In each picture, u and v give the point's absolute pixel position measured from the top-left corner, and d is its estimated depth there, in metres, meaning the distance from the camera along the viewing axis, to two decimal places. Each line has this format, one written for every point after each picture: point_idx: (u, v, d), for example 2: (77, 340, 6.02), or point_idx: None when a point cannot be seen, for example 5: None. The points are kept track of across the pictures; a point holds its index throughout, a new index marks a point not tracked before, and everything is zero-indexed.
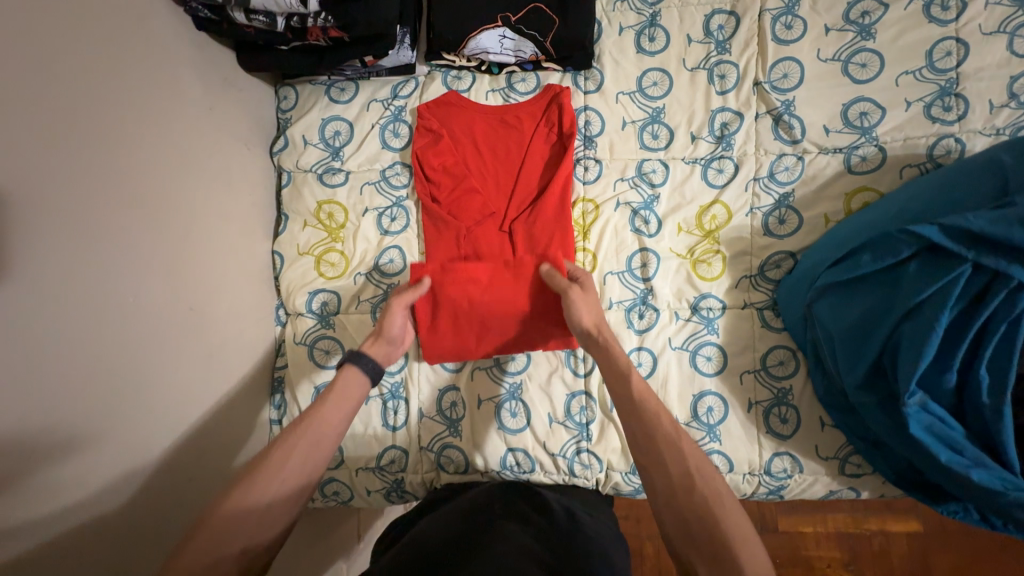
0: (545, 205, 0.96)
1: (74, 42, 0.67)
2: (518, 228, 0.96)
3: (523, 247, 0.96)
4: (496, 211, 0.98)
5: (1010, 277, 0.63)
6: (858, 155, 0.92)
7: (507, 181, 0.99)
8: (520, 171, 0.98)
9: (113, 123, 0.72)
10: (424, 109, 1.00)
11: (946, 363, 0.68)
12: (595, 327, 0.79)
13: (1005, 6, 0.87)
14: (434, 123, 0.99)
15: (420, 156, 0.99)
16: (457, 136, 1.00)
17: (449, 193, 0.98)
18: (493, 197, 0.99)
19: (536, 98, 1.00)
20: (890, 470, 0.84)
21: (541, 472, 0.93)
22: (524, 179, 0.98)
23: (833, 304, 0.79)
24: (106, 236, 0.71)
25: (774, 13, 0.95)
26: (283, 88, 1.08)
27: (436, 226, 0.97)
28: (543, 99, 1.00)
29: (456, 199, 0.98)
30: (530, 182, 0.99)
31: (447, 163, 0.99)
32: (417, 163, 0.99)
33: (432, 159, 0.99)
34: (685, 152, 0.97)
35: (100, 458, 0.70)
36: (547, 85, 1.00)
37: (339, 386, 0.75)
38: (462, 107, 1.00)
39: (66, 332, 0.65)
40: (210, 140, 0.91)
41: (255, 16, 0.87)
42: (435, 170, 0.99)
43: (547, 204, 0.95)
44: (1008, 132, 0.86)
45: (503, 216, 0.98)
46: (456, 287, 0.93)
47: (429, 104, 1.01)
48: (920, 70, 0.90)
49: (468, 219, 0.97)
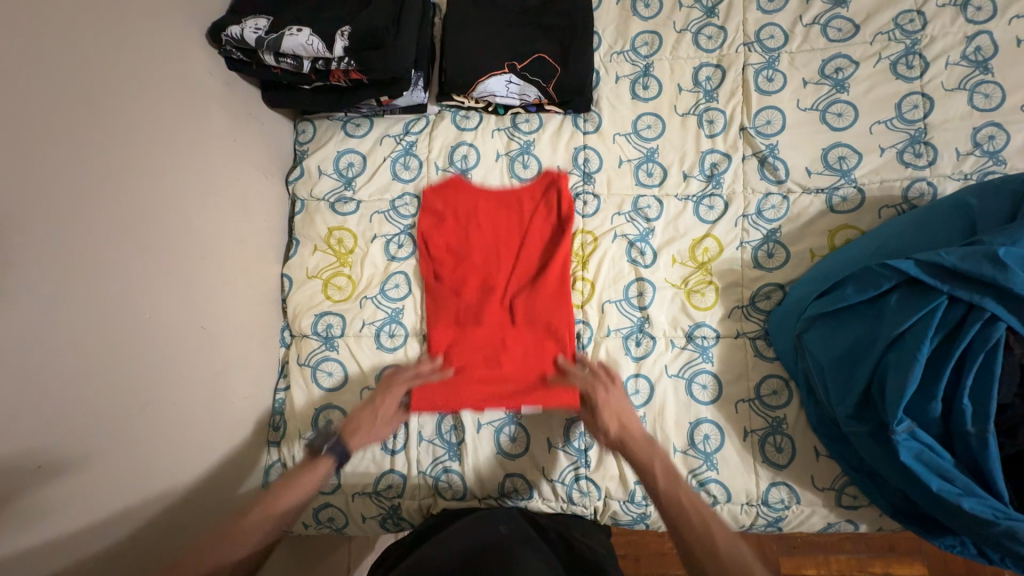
0: (546, 281, 1.00)
1: (114, 82, 0.74)
2: (519, 302, 0.99)
3: (523, 320, 0.99)
4: (498, 284, 1.02)
5: (983, 309, 0.68)
6: (838, 196, 0.98)
7: (509, 258, 1.03)
8: (521, 249, 1.03)
9: (140, 149, 0.78)
10: (431, 192, 1.05)
11: (931, 392, 0.71)
12: (619, 431, 0.81)
13: (964, 66, 0.97)
14: (440, 204, 1.05)
15: (426, 234, 1.03)
16: (462, 217, 1.04)
17: (451, 270, 1.02)
18: (494, 273, 1.02)
19: (535, 181, 1.05)
20: (885, 502, 0.84)
21: (540, 499, 0.93)
22: (525, 256, 1.03)
23: (821, 335, 0.83)
24: (124, 254, 0.74)
25: (756, 67, 1.04)
26: (302, 122, 1.14)
27: (438, 299, 1.00)
28: (542, 183, 1.05)
29: (459, 276, 1.02)
30: (531, 259, 1.03)
31: (450, 243, 1.04)
32: (421, 241, 1.03)
33: (437, 238, 1.03)
34: (678, 189, 1.03)
35: (97, 477, 0.70)
36: (546, 170, 1.06)
37: (303, 483, 0.77)
38: (466, 189, 1.06)
39: (74, 343, 0.67)
40: (230, 168, 0.96)
41: (283, 59, 0.95)
42: (439, 249, 1.03)
43: (546, 281, 1.00)
44: (976, 177, 0.94)
45: (503, 291, 1.02)
46: (463, 355, 0.98)
47: (434, 187, 1.06)
48: (891, 120, 0.98)
49: (469, 294, 1.01)
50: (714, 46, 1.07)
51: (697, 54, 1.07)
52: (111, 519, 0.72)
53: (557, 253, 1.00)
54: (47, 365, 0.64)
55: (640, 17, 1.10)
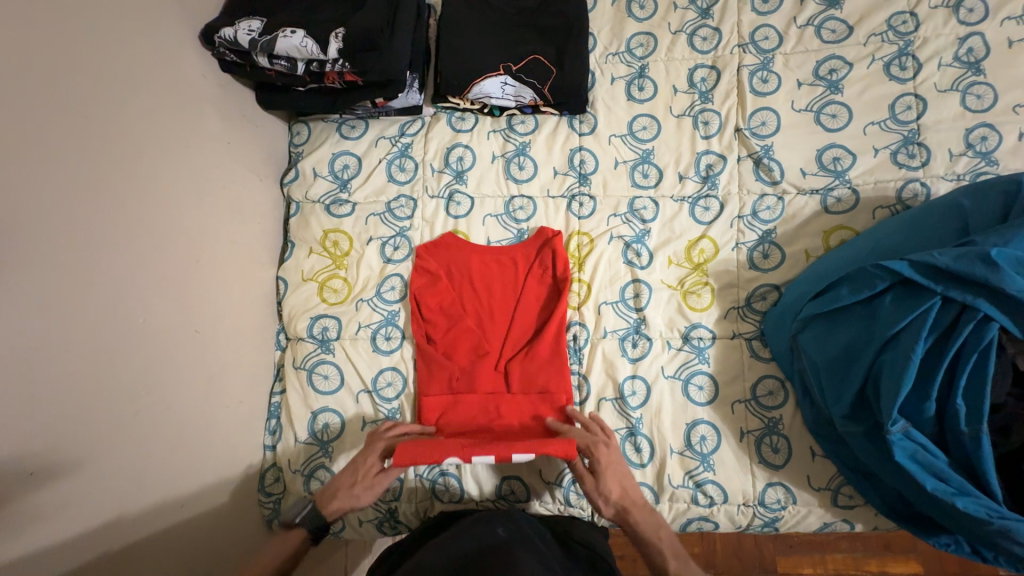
0: (542, 342, 0.96)
1: (106, 83, 0.73)
2: (515, 367, 0.96)
3: (520, 384, 0.95)
4: (491, 348, 0.98)
5: (976, 310, 0.68)
6: (833, 197, 0.99)
7: (503, 320, 1.00)
8: (516, 310, 1.00)
9: (133, 152, 0.77)
10: (424, 251, 1.03)
11: (926, 392, 0.71)
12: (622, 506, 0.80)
13: (956, 68, 0.98)
14: (433, 264, 1.02)
15: (418, 296, 1.00)
16: (456, 278, 1.02)
17: (444, 333, 0.99)
18: (489, 334, 0.99)
19: (529, 241, 1.03)
20: (881, 501, 0.85)
21: (537, 501, 0.93)
22: (521, 317, 1.00)
23: (817, 336, 0.83)
24: (117, 258, 0.74)
25: (751, 68, 1.04)
26: (296, 124, 1.14)
27: (430, 366, 0.96)
28: (538, 242, 1.02)
29: (452, 339, 0.98)
30: (527, 319, 1.00)
31: (444, 303, 1.00)
32: (413, 303, 1.00)
33: (430, 299, 1.00)
34: (674, 191, 1.03)
35: (91, 481, 0.69)
36: (540, 228, 1.03)
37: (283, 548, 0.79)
38: (459, 247, 1.02)
39: (67, 348, 0.66)
40: (225, 170, 0.95)
41: (277, 60, 0.95)
42: (432, 310, 1.00)
43: (543, 344, 0.96)
44: (969, 177, 0.94)
45: (498, 354, 0.98)
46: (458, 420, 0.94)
47: (428, 245, 1.03)
48: (885, 121, 0.99)
49: (463, 358, 0.98)
50: (709, 47, 1.07)
51: (692, 55, 1.07)
52: (106, 525, 0.71)
53: (555, 314, 0.97)
54: (39, 370, 0.63)
55: (636, 18, 1.10)
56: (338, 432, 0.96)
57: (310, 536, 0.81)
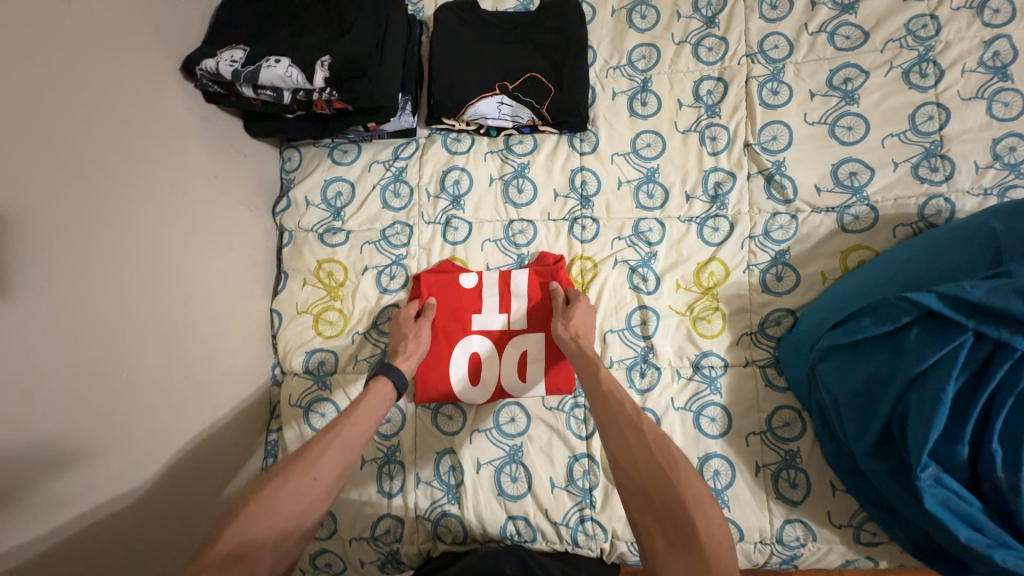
0: (538, 306, 0.95)
1: (87, 132, 0.70)
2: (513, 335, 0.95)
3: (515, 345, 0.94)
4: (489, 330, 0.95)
5: (1013, 348, 0.63)
6: (850, 215, 0.93)
7: (500, 303, 0.95)
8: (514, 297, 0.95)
9: (116, 197, 0.74)
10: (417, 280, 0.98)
11: (957, 435, 0.66)
12: (578, 335, 0.85)
13: (981, 74, 0.91)
14: (426, 289, 0.96)
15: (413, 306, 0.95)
16: (448, 301, 0.95)
17: (440, 326, 0.95)
18: (485, 320, 0.95)
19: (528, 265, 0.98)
20: (908, 540, 0.80)
21: (543, 541, 0.89)
22: (518, 305, 0.95)
23: (835, 367, 0.78)
24: (102, 310, 0.71)
25: (760, 80, 0.99)
26: (287, 150, 1.10)
27: (431, 358, 0.93)
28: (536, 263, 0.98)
29: (449, 326, 0.95)
30: (528, 302, 0.95)
31: (439, 310, 0.95)
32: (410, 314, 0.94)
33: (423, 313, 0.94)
34: (681, 211, 0.98)
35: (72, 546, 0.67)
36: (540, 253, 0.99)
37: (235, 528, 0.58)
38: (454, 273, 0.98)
39: (47, 412, 0.64)
40: (213, 207, 0.92)
41: (263, 90, 0.90)
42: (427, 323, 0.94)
43: (539, 310, 0.95)
44: (997, 192, 0.88)
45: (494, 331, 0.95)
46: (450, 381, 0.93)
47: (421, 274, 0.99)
48: (905, 133, 0.93)
49: (461, 341, 0.95)
50: (715, 57, 1.01)
51: (697, 67, 1.02)
52: None
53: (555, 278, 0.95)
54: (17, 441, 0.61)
55: (637, 29, 1.05)
56: None
57: (395, 386, 0.81)
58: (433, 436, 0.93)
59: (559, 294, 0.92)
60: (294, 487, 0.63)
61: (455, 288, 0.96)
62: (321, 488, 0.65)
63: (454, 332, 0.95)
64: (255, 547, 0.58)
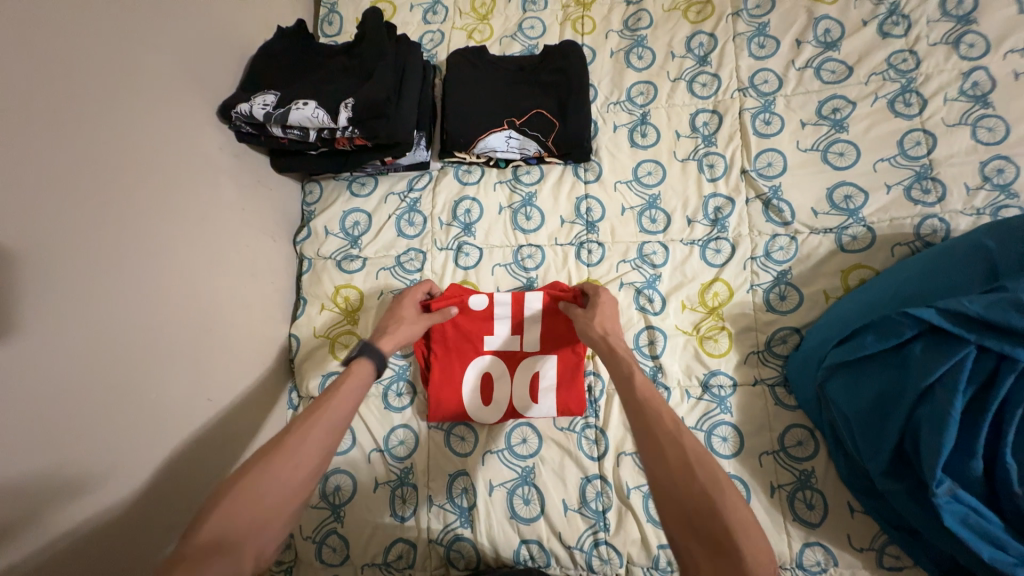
0: (549, 328, 0.96)
1: (132, 170, 0.77)
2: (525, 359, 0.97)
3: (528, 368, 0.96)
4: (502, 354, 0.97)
5: (1015, 361, 0.64)
6: (848, 235, 0.96)
7: (513, 327, 0.97)
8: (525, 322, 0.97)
9: (151, 230, 0.79)
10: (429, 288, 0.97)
11: (970, 449, 0.66)
12: (604, 333, 0.80)
13: (963, 102, 0.97)
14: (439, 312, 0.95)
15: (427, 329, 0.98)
16: (461, 323, 0.97)
17: (453, 350, 0.97)
18: (498, 344, 0.97)
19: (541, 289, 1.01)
20: (933, 564, 0.78)
21: (557, 566, 0.88)
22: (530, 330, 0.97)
23: (845, 384, 0.79)
24: (134, 334, 0.75)
25: (752, 111, 1.05)
26: (309, 184, 1.17)
27: (446, 383, 0.95)
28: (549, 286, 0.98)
29: (462, 350, 0.97)
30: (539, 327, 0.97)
31: (453, 334, 0.97)
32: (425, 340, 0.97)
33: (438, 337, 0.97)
34: (683, 234, 1.02)
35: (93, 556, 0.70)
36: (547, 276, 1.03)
37: (212, 522, 0.56)
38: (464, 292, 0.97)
39: (80, 429, 0.68)
40: (239, 237, 0.98)
41: (290, 130, 0.98)
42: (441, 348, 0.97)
43: (551, 335, 0.96)
44: (989, 211, 0.92)
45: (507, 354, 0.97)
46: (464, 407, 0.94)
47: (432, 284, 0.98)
48: (894, 157, 0.98)
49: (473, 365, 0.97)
50: (709, 92, 1.08)
51: (692, 100, 1.09)
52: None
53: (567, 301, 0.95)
54: (39, 465, 0.63)
55: (635, 68, 1.13)
56: (350, 494, 0.94)
57: (375, 364, 0.77)
58: (444, 458, 0.94)
59: (573, 308, 0.89)
60: (276, 480, 0.60)
61: (468, 312, 0.96)
62: (304, 474, 0.63)
63: (468, 354, 0.97)
64: (231, 546, 0.55)
